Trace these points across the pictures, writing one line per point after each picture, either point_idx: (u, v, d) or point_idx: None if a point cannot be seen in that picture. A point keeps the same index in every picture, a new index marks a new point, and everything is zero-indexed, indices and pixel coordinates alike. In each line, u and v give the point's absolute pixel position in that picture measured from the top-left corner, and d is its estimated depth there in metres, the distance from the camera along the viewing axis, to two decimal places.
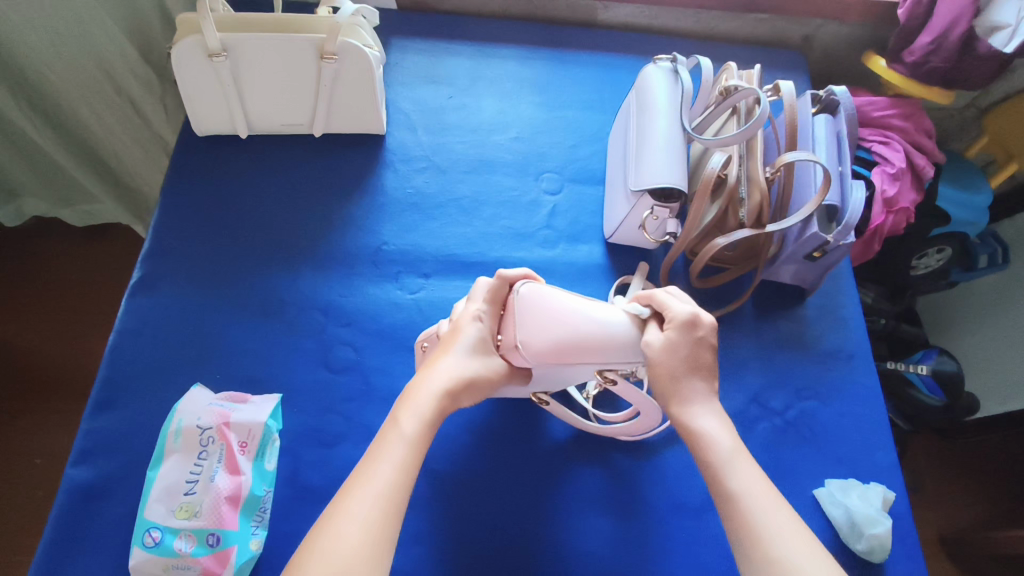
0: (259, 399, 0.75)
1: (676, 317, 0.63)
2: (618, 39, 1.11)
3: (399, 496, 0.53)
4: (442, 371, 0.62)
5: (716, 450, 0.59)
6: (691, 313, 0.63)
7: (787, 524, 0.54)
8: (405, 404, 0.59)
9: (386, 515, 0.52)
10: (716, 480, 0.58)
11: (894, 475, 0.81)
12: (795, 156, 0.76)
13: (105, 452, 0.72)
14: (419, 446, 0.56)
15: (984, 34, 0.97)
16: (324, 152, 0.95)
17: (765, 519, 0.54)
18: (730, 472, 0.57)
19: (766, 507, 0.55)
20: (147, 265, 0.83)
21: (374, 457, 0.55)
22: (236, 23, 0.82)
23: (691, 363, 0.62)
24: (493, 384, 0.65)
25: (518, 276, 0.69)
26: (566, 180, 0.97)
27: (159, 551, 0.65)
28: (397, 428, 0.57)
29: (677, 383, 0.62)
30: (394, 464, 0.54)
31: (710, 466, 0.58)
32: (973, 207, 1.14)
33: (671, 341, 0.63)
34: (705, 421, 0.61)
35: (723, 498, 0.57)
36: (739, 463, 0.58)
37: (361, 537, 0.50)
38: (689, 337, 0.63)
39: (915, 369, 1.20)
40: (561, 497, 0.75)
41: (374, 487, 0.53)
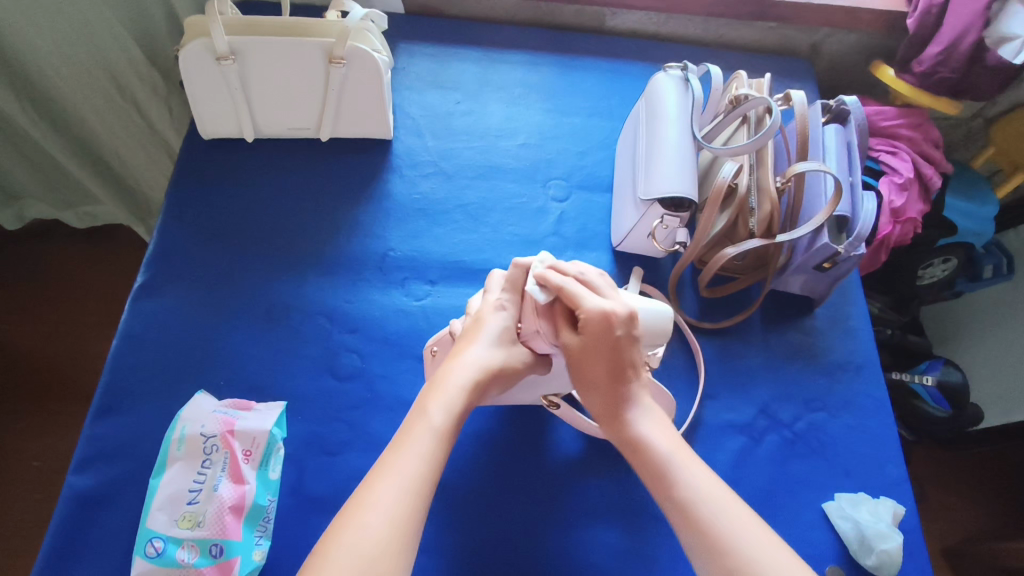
0: (264, 407, 0.74)
1: (589, 319, 0.61)
2: (626, 46, 1.11)
3: (427, 488, 0.53)
4: (469, 361, 0.61)
5: (656, 455, 0.60)
6: (604, 308, 0.61)
7: (751, 523, 0.55)
8: (432, 393, 0.59)
9: (411, 507, 0.51)
10: (664, 488, 0.59)
11: (904, 489, 0.80)
12: (805, 167, 0.75)
13: (107, 458, 0.71)
14: (446, 435, 0.56)
15: (993, 45, 0.95)
16: (330, 157, 0.94)
17: (722, 516, 0.55)
18: (674, 477, 0.58)
19: (720, 503, 0.56)
20: (151, 269, 0.83)
21: (401, 447, 0.54)
22: (245, 26, 0.81)
23: (615, 365, 0.62)
24: (518, 374, 0.64)
25: (536, 264, 0.68)
26: (573, 187, 0.96)
27: (162, 561, 0.64)
28: (425, 418, 0.56)
29: (605, 388, 0.63)
30: (422, 457, 0.54)
31: (652, 470, 0.60)
32: (979, 217, 1.13)
33: (587, 340, 0.62)
34: (643, 427, 0.62)
35: (675, 508, 0.57)
36: (689, 461, 0.60)
37: (388, 530, 0.49)
38: (604, 336, 0.61)
39: (921, 380, 1.20)
40: (569, 509, 0.74)
41: (399, 481, 0.52)
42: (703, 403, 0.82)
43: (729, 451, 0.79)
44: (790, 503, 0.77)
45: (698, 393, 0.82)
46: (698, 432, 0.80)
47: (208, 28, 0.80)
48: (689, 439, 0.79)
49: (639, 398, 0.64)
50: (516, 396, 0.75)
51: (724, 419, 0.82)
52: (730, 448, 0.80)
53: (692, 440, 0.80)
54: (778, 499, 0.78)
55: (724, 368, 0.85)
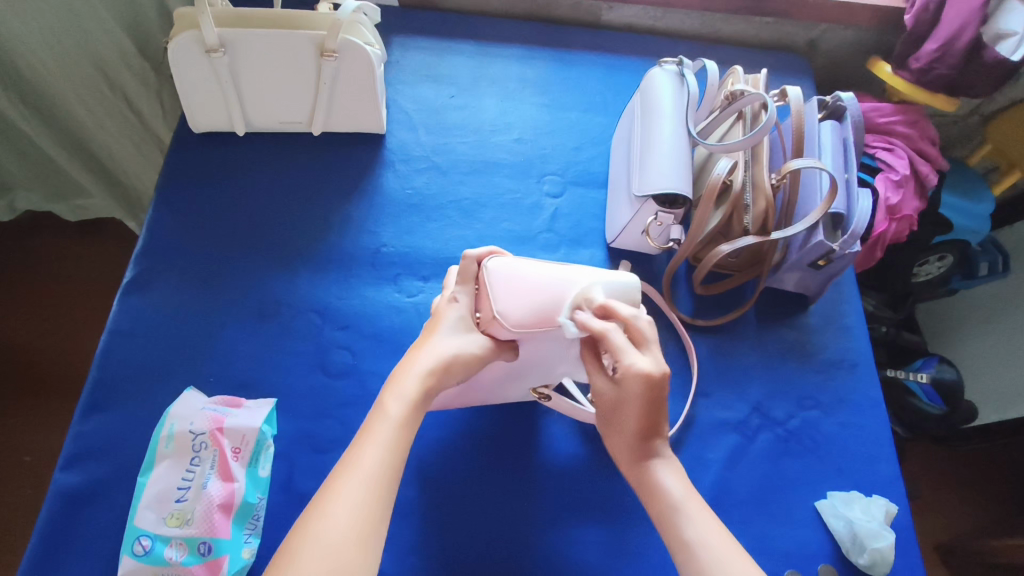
0: (253, 404, 0.73)
1: (625, 371, 0.57)
2: (622, 40, 1.10)
3: (390, 479, 0.52)
4: (426, 353, 0.59)
5: (665, 500, 0.59)
6: (643, 372, 0.57)
7: (740, 566, 0.54)
8: (391, 387, 0.57)
9: (375, 500, 0.50)
10: (669, 531, 0.58)
11: (897, 487, 0.80)
12: (800, 163, 0.75)
13: (96, 455, 0.70)
14: (407, 424, 0.55)
15: (990, 41, 0.96)
16: (323, 151, 0.93)
17: (720, 561, 0.54)
18: (681, 521, 0.57)
19: (719, 557, 0.54)
20: (141, 264, 0.82)
21: (361, 443, 0.53)
22: (237, 19, 0.80)
23: (651, 420, 0.60)
24: (480, 361, 0.62)
25: (486, 253, 0.66)
26: (568, 182, 0.95)
27: (150, 559, 0.63)
28: (383, 412, 0.55)
29: (635, 435, 0.61)
30: (383, 448, 0.53)
31: (660, 513, 0.59)
32: (974, 215, 1.13)
33: (621, 393, 0.59)
34: (663, 477, 0.60)
35: (677, 546, 0.57)
36: (691, 507, 0.58)
37: (354, 522, 0.48)
38: (647, 393, 0.58)
39: (915, 377, 1.20)
40: (561, 507, 0.74)
41: (363, 471, 0.51)
42: (697, 401, 0.82)
43: (722, 448, 0.79)
44: (783, 501, 0.77)
45: (691, 391, 0.81)
46: (691, 429, 0.80)
47: (198, 20, 0.79)
48: (682, 438, 0.79)
49: (651, 444, 0.61)
50: (508, 393, 0.75)
51: (717, 417, 0.81)
52: (724, 446, 0.79)
53: (685, 437, 0.79)
54: (771, 497, 0.77)
55: (718, 366, 0.85)
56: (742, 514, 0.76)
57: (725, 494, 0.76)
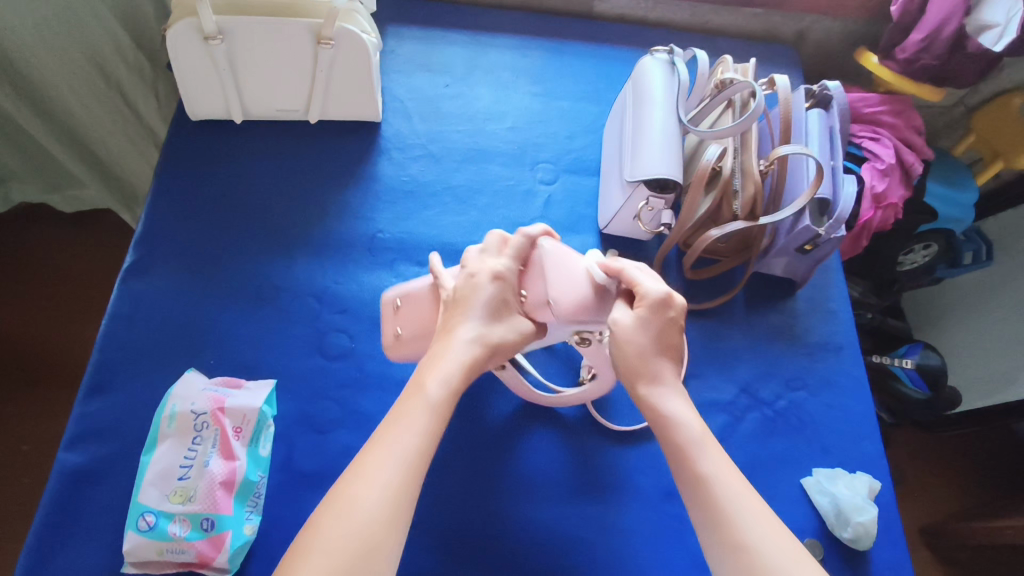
0: (254, 385, 0.75)
1: (647, 295, 0.60)
2: (614, 31, 1.12)
3: (422, 463, 0.53)
4: (468, 335, 0.60)
5: (682, 434, 0.59)
6: (662, 295, 0.61)
7: (755, 508, 0.55)
8: (431, 368, 0.58)
9: (407, 480, 0.52)
10: (683, 465, 0.58)
11: (880, 465, 0.82)
12: (788, 149, 0.77)
13: (99, 435, 0.72)
14: (439, 410, 0.56)
15: (973, 33, 0.97)
16: (320, 139, 0.94)
17: (734, 503, 0.55)
18: (697, 456, 0.58)
19: (733, 495, 0.55)
20: (140, 249, 0.83)
21: (395, 424, 0.54)
22: (232, 7, 0.81)
23: (661, 340, 0.61)
24: (518, 346, 0.62)
25: (541, 233, 0.68)
26: (561, 170, 0.97)
27: (154, 534, 0.64)
28: (422, 394, 0.56)
29: (648, 358, 0.61)
30: (418, 433, 0.54)
31: (675, 448, 0.59)
32: (959, 203, 1.16)
33: (635, 323, 0.60)
34: (671, 404, 0.61)
35: (691, 483, 0.57)
36: (706, 446, 0.58)
37: (383, 501, 0.50)
38: (661, 318, 0.61)
39: (900, 363, 1.22)
40: (556, 486, 0.76)
41: (398, 451, 0.53)
42: (687, 382, 0.84)
43: (712, 428, 0.82)
44: (770, 479, 0.80)
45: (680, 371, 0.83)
46: None
47: (195, 7, 0.79)
48: None
49: (650, 366, 0.61)
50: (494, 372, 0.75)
51: (707, 397, 0.83)
52: (713, 425, 0.82)
53: None
54: (759, 475, 0.80)
55: (709, 349, 0.87)
56: None
57: None
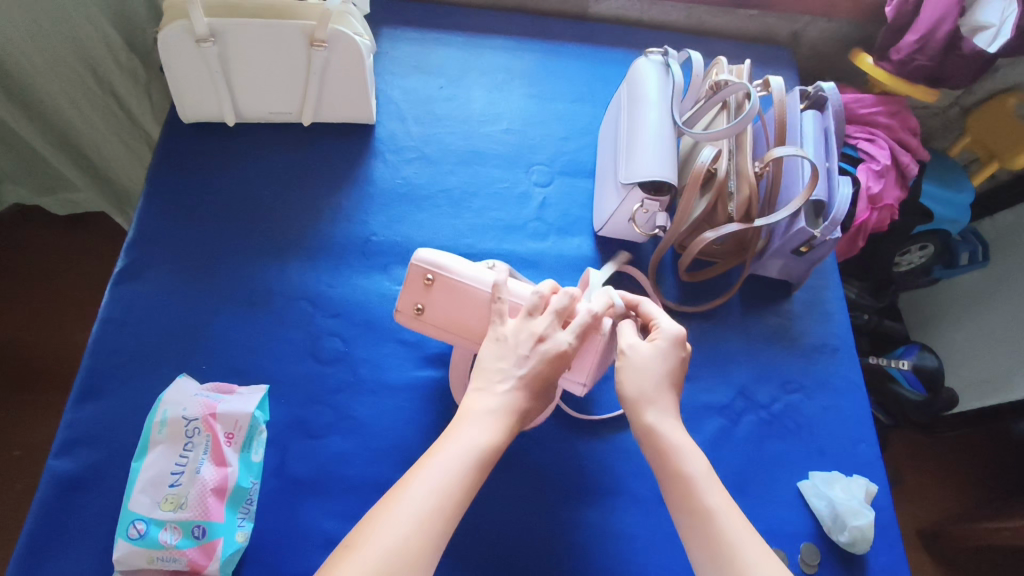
0: (246, 390, 0.74)
1: (665, 330, 0.63)
2: (609, 32, 1.11)
3: (456, 507, 0.50)
4: (510, 392, 0.57)
5: (685, 466, 0.57)
6: (678, 332, 0.64)
7: (755, 543, 0.53)
8: (471, 418, 0.56)
9: (441, 518, 0.49)
10: (683, 495, 0.56)
11: (877, 468, 0.82)
12: (783, 151, 0.77)
13: (89, 442, 0.71)
14: (481, 463, 0.53)
15: (968, 34, 0.97)
16: (313, 142, 0.94)
17: (734, 536, 0.53)
18: (698, 488, 0.56)
19: (734, 527, 0.53)
20: (132, 253, 0.82)
21: (435, 459, 0.52)
22: (225, 9, 0.81)
23: (673, 375, 0.62)
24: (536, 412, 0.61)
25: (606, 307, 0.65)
26: (556, 172, 0.97)
27: (144, 543, 0.64)
28: (468, 439, 0.54)
29: (658, 386, 0.61)
30: (457, 475, 0.52)
31: (676, 475, 0.57)
32: (955, 204, 1.16)
33: (651, 354, 0.62)
34: (673, 432, 0.59)
35: (689, 513, 0.55)
36: (712, 482, 0.56)
37: (412, 534, 0.47)
38: (675, 353, 0.63)
39: (897, 365, 1.22)
40: (551, 490, 0.75)
41: (433, 484, 0.50)
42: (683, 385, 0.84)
43: (708, 431, 0.81)
44: (767, 483, 0.79)
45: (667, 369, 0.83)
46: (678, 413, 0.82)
47: (186, 9, 0.79)
48: None
49: (656, 397, 0.60)
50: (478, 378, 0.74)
51: (703, 400, 0.83)
52: (709, 429, 0.81)
53: None
54: (756, 478, 0.79)
55: (705, 352, 0.86)
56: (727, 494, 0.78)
57: None
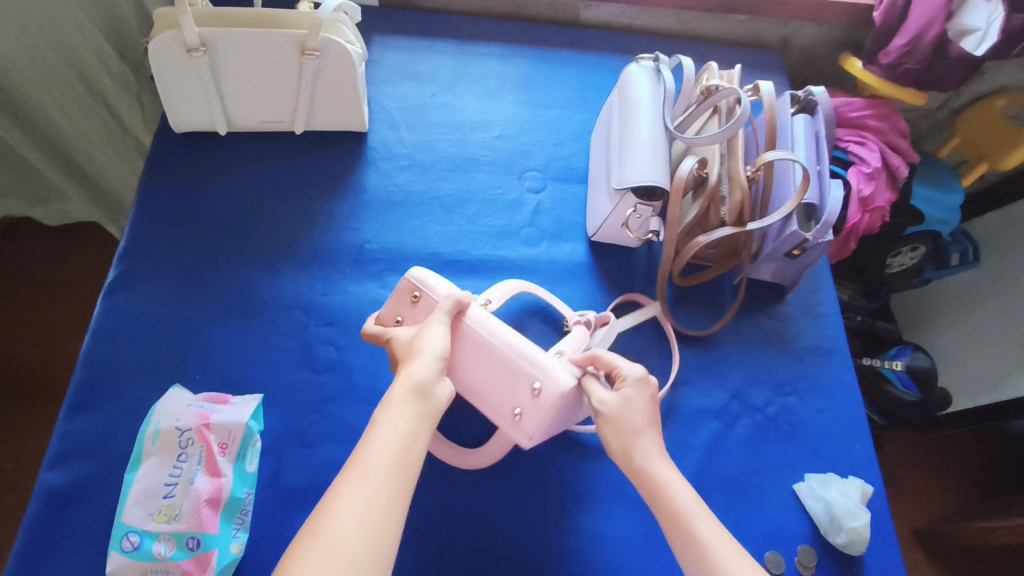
0: (240, 400, 0.74)
1: (629, 373, 0.63)
2: (600, 38, 1.12)
3: (385, 515, 0.47)
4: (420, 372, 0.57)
5: (674, 499, 0.57)
6: (643, 376, 0.64)
7: (752, 570, 0.52)
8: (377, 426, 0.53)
9: (375, 530, 0.46)
10: (678, 532, 0.55)
11: (872, 469, 0.82)
12: (774, 155, 0.77)
13: (82, 454, 0.70)
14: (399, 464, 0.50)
15: (955, 37, 0.99)
16: (306, 150, 0.94)
17: (731, 566, 0.52)
18: (689, 519, 0.55)
19: (730, 555, 0.53)
20: (124, 263, 0.82)
21: (351, 475, 0.49)
22: (216, 19, 0.81)
23: (651, 416, 0.62)
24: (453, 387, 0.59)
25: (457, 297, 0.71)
26: (549, 178, 0.97)
27: (139, 555, 0.63)
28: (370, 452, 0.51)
29: (636, 430, 0.61)
30: (379, 480, 0.49)
31: (667, 512, 0.56)
32: (945, 205, 1.16)
33: (623, 400, 0.62)
34: (659, 469, 0.59)
35: (685, 546, 0.54)
36: (702, 512, 0.56)
37: (353, 549, 0.45)
38: (646, 393, 0.63)
39: (891, 365, 1.22)
40: (547, 497, 0.75)
41: (357, 499, 0.47)
42: (679, 390, 0.84)
43: (704, 435, 0.81)
44: (763, 486, 0.79)
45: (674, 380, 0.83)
46: (673, 416, 0.82)
47: (178, 19, 0.79)
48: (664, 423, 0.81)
49: (639, 440, 0.60)
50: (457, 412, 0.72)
51: (698, 404, 0.83)
52: (705, 432, 0.81)
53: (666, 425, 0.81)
54: (751, 481, 0.79)
55: (699, 356, 0.87)
56: (722, 498, 0.78)
57: (706, 480, 0.78)
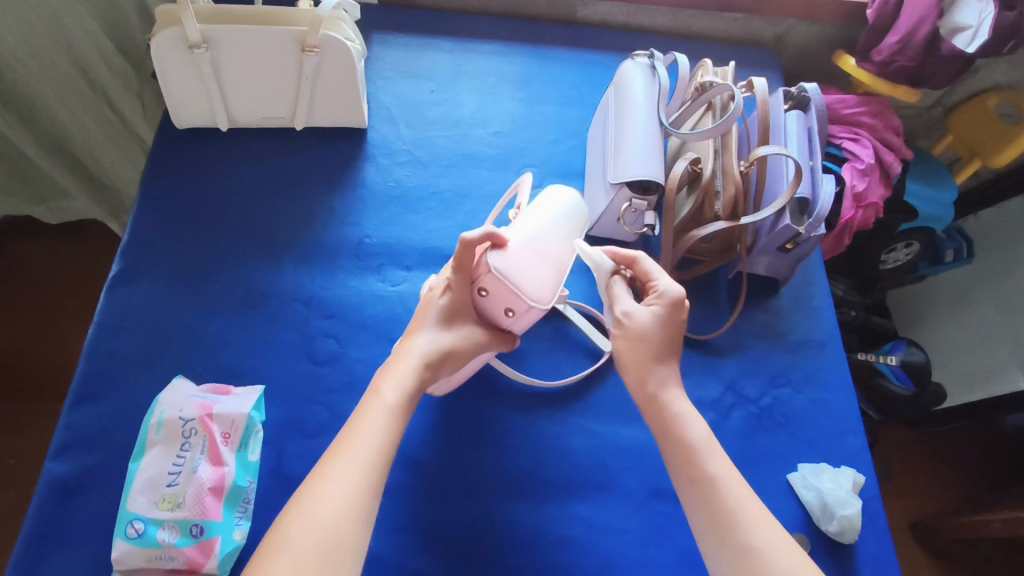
0: (242, 391, 0.75)
1: (664, 292, 0.66)
2: (596, 36, 1.13)
3: (382, 462, 0.55)
4: (413, 351, 0.63)
5: (687, 436, 0.62)
6: (678, 291, 0.66)
7: (756, 511, 0.57)
8: (386, 375, 0.61)
9: (368, 480, 0.53)
10: (689, 467, 0.60)
11: (864, 459, 0.84)
12: (767, 150, 0.78)
13: (87, 445, 0.72)
14: (398, 411, 0.58)
15: (947, 34, 1.00)
16: (306, 146, 0.95)
17: (734, 505, 0.57)
18: (701, 458, 0.60)
19: (736, 490, 0.58)
20: (127, 258, 0.83)
21: (357, 425, 0.56)
22: (217, 17, 0.82)
23: (669, 338, 0.66)
24: (468, 355, 0.66)
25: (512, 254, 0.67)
26: (547, 174, 0.98)
27: (142, 542, 0.64)
28: (379, 398, 0.58)
29: (652, 357, 0.65)
30: (378, 433, 0.56)
31: (678, 451, 0.61)
32: (939, 202, 1.17)
33: (650, 318, 0.66)
34: (677, 399, 0.64)
35: (696, 483, 0.59)
36: (713, 448, 0.61)
37: (345, 501, 0.51)
38: (673, 317, 0.66)
39: (885, 360, 1.23)
40: (546, 487, 0.76)
41: (357, 452, 0.54)
42: None
43: None
44: (757, 475, 0.81)
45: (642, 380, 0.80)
46: None
47: (180, 17, 0.80)
48: None
49: (657, 367, 0.65)
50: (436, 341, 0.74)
51: (693, 396, 0.84)
52: None
53: None
54: (745, 471, 0.81)
55: (694, 349, 0.88)
56: None
57: None
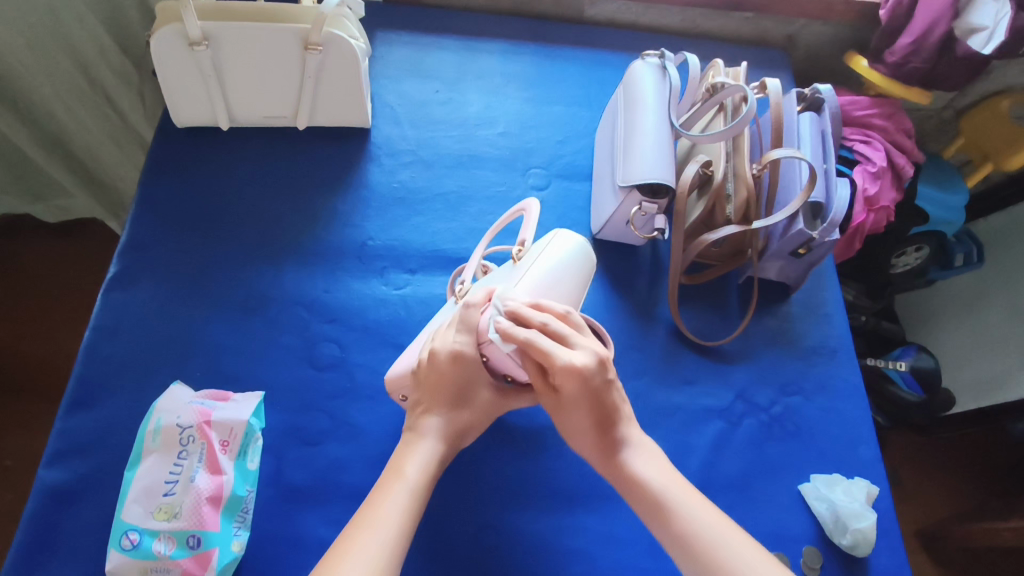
0: (241, 397, 0.73)
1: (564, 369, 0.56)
2: (604, 35, 1.11)
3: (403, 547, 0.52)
4: (430, 432, 0.60)
5: (650, 491, 0.59)
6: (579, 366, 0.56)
7: (749, 557, 0.54)
8: (404, 454, 0.59)
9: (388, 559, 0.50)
10: (661, 526, 0.58)
11: (877, 470, 0.82)
12: (780, 154, 0.77)
13: (82, 451, 0.70)
14: (418, 491, 0.56)
15: (962, 36, 0.97)
16: (308, 146, 0.93)
17: (719, 557, 0.54)
18: (671, 513, 0.57)
19: (715, 540, 0.55)
20: (125, 259, 0.81)
21: (378, 499, 0.55)
22: (218, 12, 0.80)
23: (598, 411, 0.59)
24: (477, 426, 0.64)
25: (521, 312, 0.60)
26: (554, 175, 0.96)
27: (138, 553, 0.63)
28: (402, 478, 0.57)
29: (596, 431, 0.61)
30: (399, 509, 0.54)
31: (649, 507, 0.58)
32: (950, 206, 1.15)
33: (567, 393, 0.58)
34: (638, 463, 0.60)
35: (673, 542, 0.56)
36: (684, 503, 0.58)
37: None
38: (587, 389, 0.58)
39: (895, 366, 1.21)
40: (552, 497, 0.74)
41: (381, 529, 0.52)
42: (683, 390, 0.83)
43: (708, 435, 0.80)
44: (768, 486, 0.79)
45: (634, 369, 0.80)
46: (678, 416, 0.81)
47: (181, 13, 0.78)
48: (669, 422, 0.80)
49: (618, 431, 0.61)
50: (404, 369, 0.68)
51: (702, 404, 0.82)
52: (709, 433, 0.81)
53: (671, 425, 0.80)
54: (756, 481, 0.79)
55: (703, 355, 0.86)
56: (727, 498, 0.77)
57: (711, 480, 0.78)
